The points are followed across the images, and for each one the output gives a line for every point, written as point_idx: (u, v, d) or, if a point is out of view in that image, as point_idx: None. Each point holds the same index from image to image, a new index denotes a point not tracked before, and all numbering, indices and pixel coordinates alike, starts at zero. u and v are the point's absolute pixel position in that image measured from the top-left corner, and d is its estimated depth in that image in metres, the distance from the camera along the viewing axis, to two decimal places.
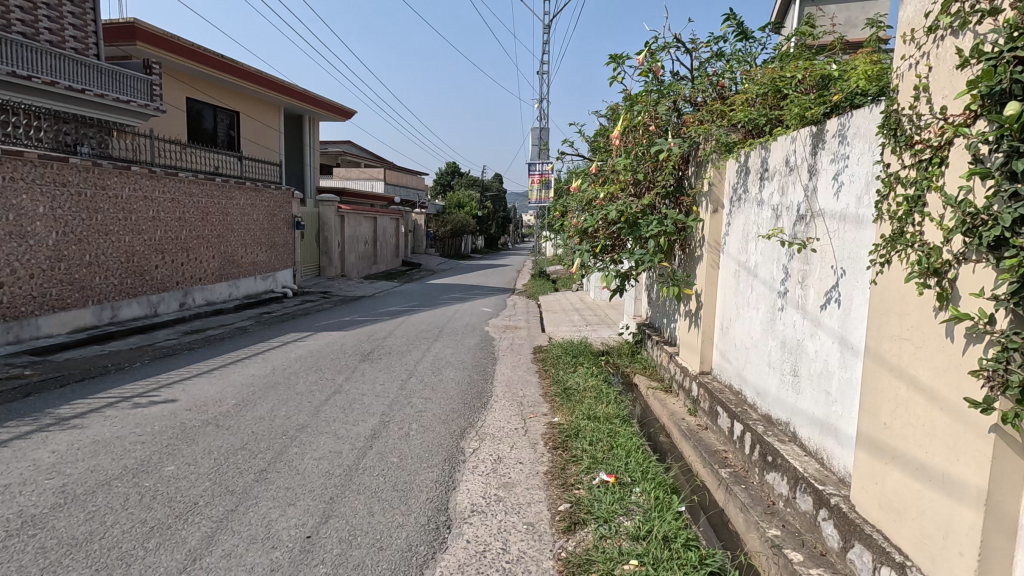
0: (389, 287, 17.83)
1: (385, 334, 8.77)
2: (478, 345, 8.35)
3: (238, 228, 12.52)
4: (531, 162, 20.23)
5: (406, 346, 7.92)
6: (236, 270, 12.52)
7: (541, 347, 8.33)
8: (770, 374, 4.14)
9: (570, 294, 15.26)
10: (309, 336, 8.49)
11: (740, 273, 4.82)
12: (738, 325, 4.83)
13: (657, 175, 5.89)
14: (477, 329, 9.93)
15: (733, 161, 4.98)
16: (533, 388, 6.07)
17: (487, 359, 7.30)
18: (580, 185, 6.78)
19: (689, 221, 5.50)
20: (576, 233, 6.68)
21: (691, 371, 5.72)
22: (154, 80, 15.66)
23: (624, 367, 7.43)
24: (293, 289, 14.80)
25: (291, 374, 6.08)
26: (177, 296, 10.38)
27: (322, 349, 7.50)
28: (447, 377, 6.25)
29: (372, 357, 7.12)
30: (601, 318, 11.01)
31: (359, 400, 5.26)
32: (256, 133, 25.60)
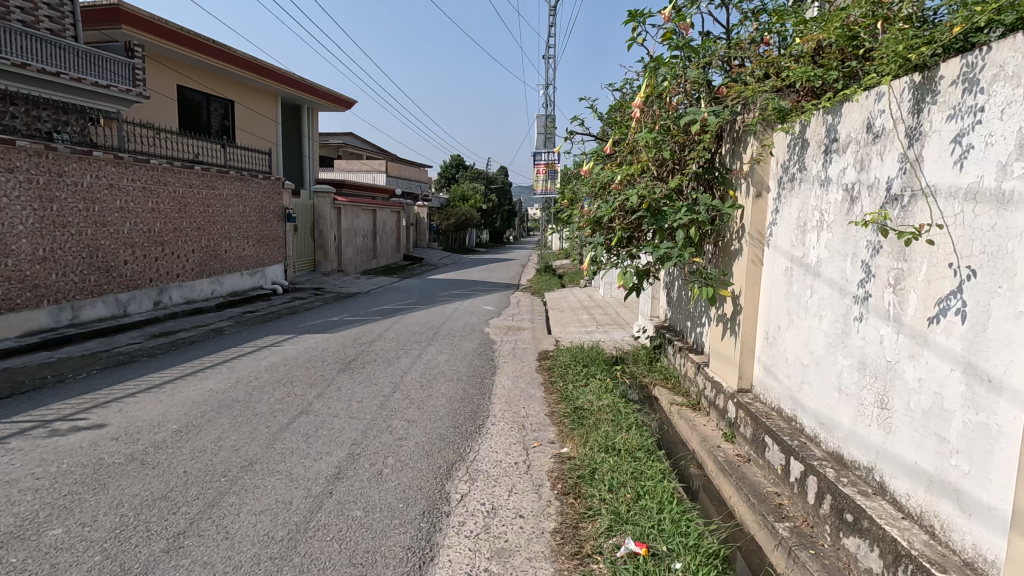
0: (386, 283, 16.95)
1: (373, 337, 7.89)
2: (477, 350, 7.45)
3: (222, 220, 11.67)
4: (537, 150, 19.24)
5: (395, 352, 7.03)
6: (220, 266, 11.68)
7: (547, 353, 7.42)
8: (840, 402, 3.24)
9: (578, 290, 14.33)
10: (289, 340, 7.63)
11: (794, 271, 3.90)
12: (790, 336, 3.92)
13: (685, 153, 4.96)
14: (476, 331, 9.04)
15: (783, 132, 4.05)
16: (537, 405, 5.17)
17: (486, 368, 6.40)
18: (591, 167, 5.85)
19: (725, 208, 4.57)
20: (587, 224, 5.75)
21: (726, 387, 4.81)
22: (136, 64, 14.79)
23: (641, 377, 6.51)
24: (284, 286, 13.97)
25: (256, 389, 5.23)
26: (151, 294, 9.56)
27: (298, 356, 6.63)
28: (438, 391, 5.37)
29: (354, 365, 6.25)
30: (612, 317, 10.07)
31: (329, 424, 4.39)
32: (251, 123, 24.72)
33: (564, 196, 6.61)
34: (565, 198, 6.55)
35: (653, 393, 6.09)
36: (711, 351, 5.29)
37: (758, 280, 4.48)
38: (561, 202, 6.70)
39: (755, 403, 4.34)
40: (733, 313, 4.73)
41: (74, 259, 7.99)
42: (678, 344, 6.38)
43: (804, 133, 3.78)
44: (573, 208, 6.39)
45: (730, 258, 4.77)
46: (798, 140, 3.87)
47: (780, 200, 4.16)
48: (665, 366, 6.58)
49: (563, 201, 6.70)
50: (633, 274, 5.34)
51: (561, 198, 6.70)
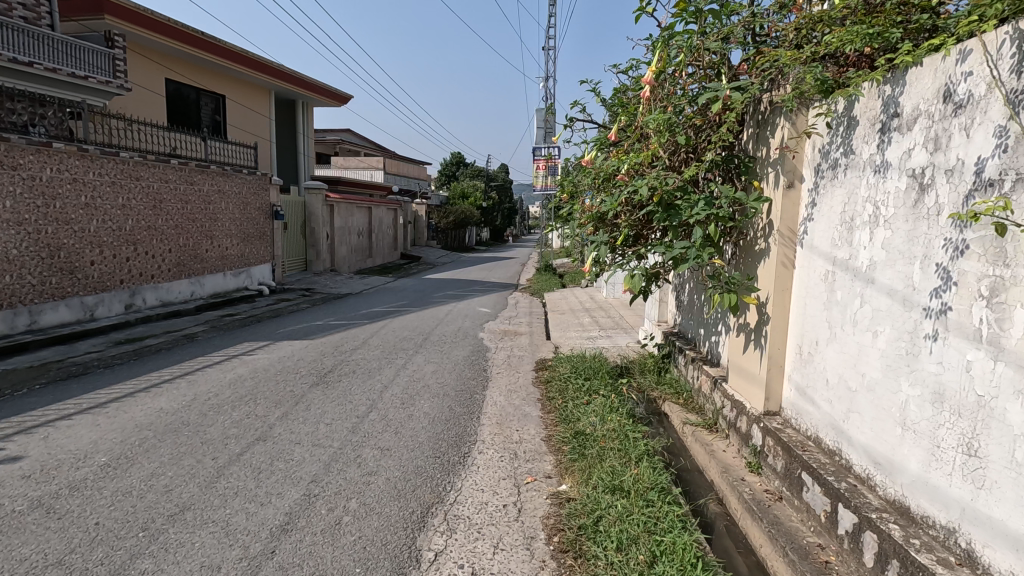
0: (379, 283, 16.32)
1: (356, 345, 7.24)
2: (468, 359, 6.80)
3: (203, 218, 11.04)
4: (537, 145, 18.58)
5: (377, 362, 6.41)
6: (200, 266, 11.05)
7: (545, 363, 6.78)
8: (904, 440, 2.62)
9: (579, 291, 13.68)
10: (264, 348, 7.00)
11: (836, 276, 3.27)
12: (832, 353, 3.28)
13: (702, 139, 4.32)
14: (470, 336, 8.39)
15: (822, 110, 3.42)
16: (533, 427, 4.54)
17: (477, 382, 5.76)
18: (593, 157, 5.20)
19: (750, 201, 3.93)
20: (589, 220, 5.12)
21: (749, 409, 4.17)
22: (117, 54, 14.14)
23: (650, 391, 5.87)
24: (270, 286, 13.33)
25: (213, 408, 4.59)
26: (122, 297, 8.93)
27: (269, 368, 6.00)
28: (420, 411, 4.73)
29: (329, 378, 5.61)
30: (616, 322, 9.43)
31: (288, 455, 3.76)
32: (243, 118, 24.09)
33: (562, 190, 5.95)
34: (563, 193, 5.90)
35: (663, 410, 5.46)
36: (730, 365, 4.66)
37: (788, 286, 3.84)
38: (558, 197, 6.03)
39: (786, 431, 3.69)
40: (759, 323, 4.09)
41: (32, 259, 7.38)
42: (691, 355, 5.73)
43: (851, 111, 3.15)
44: (572, 203, 5.73)
45: (754, 259, 4.13)
46: (843, 119, 3.23)
47: (817, 191, 3.53)
48: (675, 379, 5.94)
49: (561, 196, 6.04)
50: (641, 278, 4.70)
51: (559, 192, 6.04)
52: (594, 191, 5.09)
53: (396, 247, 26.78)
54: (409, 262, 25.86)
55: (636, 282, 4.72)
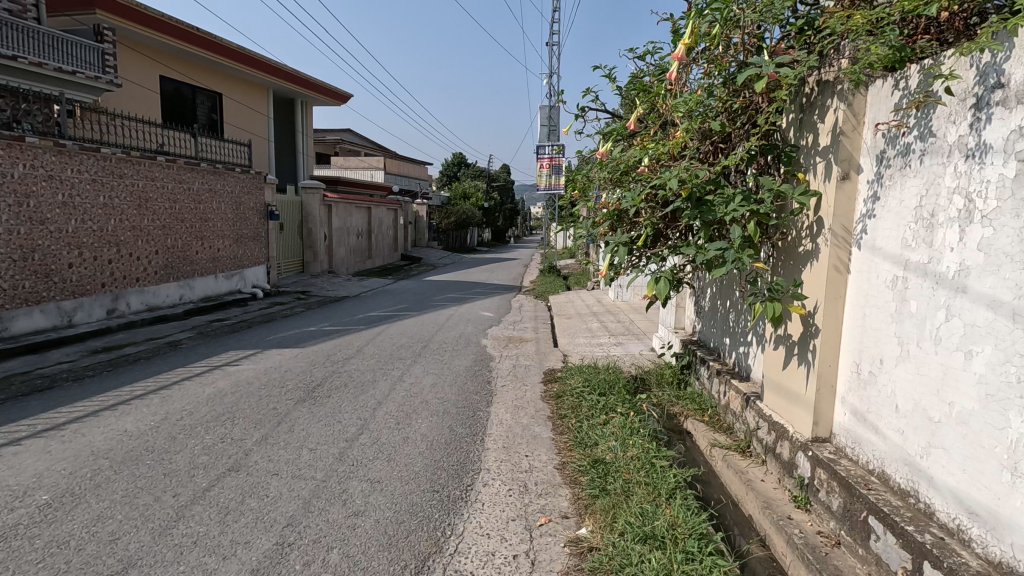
0: (379, 285, 15.83)
1: (350, 354, 6.73)
2: (471, 369, 6.30)
3: (193, 218, 10.54)
4: (540, 143, 18.10)
5: (372, 373, 5.91)
6: (190, 268, 10.55)
7: (554, 374, 6.26)
8: (1017, 490, 2.10)
9: (585, 294, 13.18)
10: (250, 357, 6.50)
11: (908, 283, 2.75)
12: (904, 374, 2.76)
13: (737, 126, 3.82)
14: (472, 343, 7.88)
15: (890, 88, 2.91)
16: (544, 451, 4.03)
17: (480, 396, 5.25)
18: (609, 148, 4.70)
19: (795, 195, 3.41)
20: (605, 219, 4.62)
21: (793, 433, 3.64)
22: (106, 49, 13.66)
23: (670, 406, 5.36)
24: (265, 289, 12.83)
25: (184, 430, 4.09)
26: (104, 301, 8.44)
27: (253, 380, 5.50)
28: (416, 433, 4.22)
29: (318, 393, 5.11)
30: (626, 327, 8.92)
31: (262, 489, 3.24)
32: (240, 117, 23.62)
33: (573, 186, 5.45)
34: (573, 190, 5.38)
35: (687, 429, 4.94)
36: (767, 381, 4.14)
37: (842, 294, 3.31)
38: (568, 194, 5.54)
39: (841, 462, 3.17)
40: (804, 335, 3.56)
41: (4, 262, 6.90)
42: (716, 368, 5.22)
43: (930, 85, 2.63)
44: (584, 200, 5.23)
45: (798, 262, 3.61)
46: (916, 96, 2.72)
47: (881, 182, 3.00)
48: (698, 393, 5.43)
49: (571, 193, 5.54)
50: (666, 283, 4.19)
51: (569, 188, 5.54)
52: (609, 186, 4.59)
53: (396, 248, 26.30)
54: (410, 264, 25.38)
55: (659, 288, 4.21)
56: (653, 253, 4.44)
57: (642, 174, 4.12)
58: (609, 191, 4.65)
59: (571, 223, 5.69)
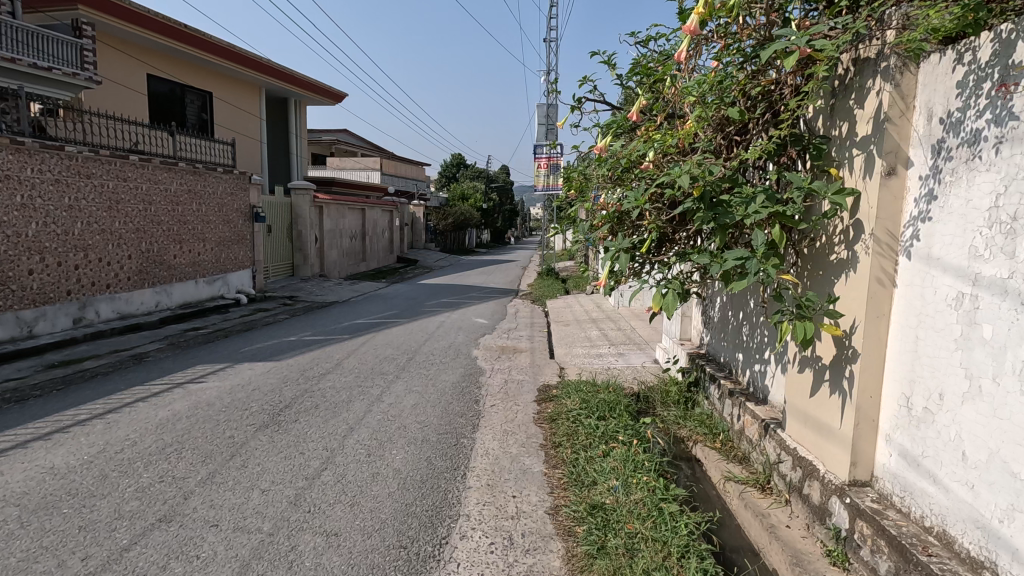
0: (371, 289, 15.29)
1: (327, 369, 6.19)
2: (458, 386, 5.76)
3: (171, 220, 10.01)
4: (538, 142, 17.55)
5: (349, 391, 5.38)
6: (167, 273, 10.01)
7: (550, 391, 5.72)
8: None
9: (585, 298, 12.65)
10: (219, 373, 5.97)
11: (979, 302, 2.22)
12: (974, 414, 2.24)
13: (757, 114, 3.31)
14: (462, 354, 7.35)
15: (956, 66, 2.38)
16: (534, 490, 3.50)
17: (466, 419, 4.71)
18: (608, 143, 4.19)
19: (828, 194, 2.88)
20: (604, 222, 4.10)
21: (823, 473, 3.11)
22: (85, 45, 13.13)
23: (678, 430, 4.82)
24: (250, 294, 12.29)
25: (121, 465, 3.56)
26: (69, 310, 7.92)
27: (216, 400, 4.96)
28: (388, 468, 3.69)
29: (284, 416, 4.58)
30: (628, 336, 8.38)
31: (194, 547, 2.71)
32: (231, 117, 23.10)
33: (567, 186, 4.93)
34: (568, 190, 4.86)
35: (697, 457, 4.40)
36: (789, 407, 3.61)
37: (885, 310, 2.78)
38: (563, 194, 5.01)
39: (888, 515, 2.63)
40: (838, 359, 3.04)
41: None
42: (729, 387, 4.68)
43: (1012, 56, 2.10)
44: (580, 201, 4.71)
45: (829, 272, 3.08)
46: (990, 71, 2.20)
47: (938, 179, 2.48)
48: (708, 415, 4.88)
49: (565, 194, 5.02)
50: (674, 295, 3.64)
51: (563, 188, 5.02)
52: (608, 185, 4.08)
53: (391, 250, 25.75)
54: (405, 266, 24.84)
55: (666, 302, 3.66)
56: (658, 261, 3.92)
57: (647, 171, 3.61)
58: (609, 190, 4.13)
59: (567, 227, 5.17)
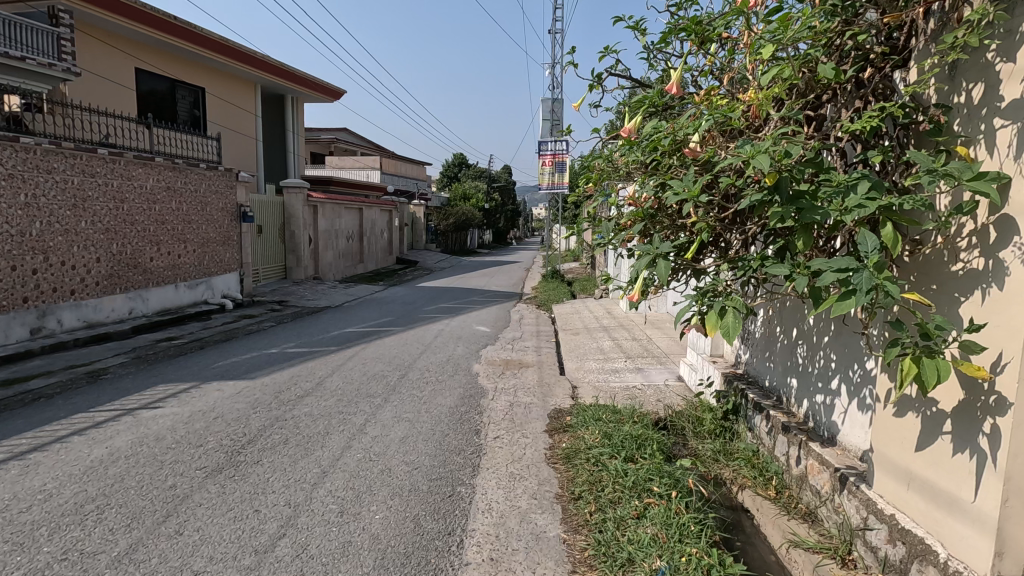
0: (367, 293, 14.51)
1: (306, 391, 5.40)
2: (456, 412, 4.98)
3: (146, 219, 9.24)
4: (543, 138, 16.77)
5: (328, 419, 4.61)
6: (142, 277, 9.24)
7: (562, 418, 4.92)
8: None
9: (593, 303, 11.86)
10: (181, 395, 5.19)
11: None
12: None
13: (844, 80, 2.54)
14: (462, 369, 6.57)
15: None
16: (550, 565, 2.72)
17: (464, 459, 3.93)
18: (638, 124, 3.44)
19: (964, 180, 2.06)
20: (636, 218, 3.34)
21: (947, 560, 2.30)
22: (63, 33, 12.36)
23: (718, 470, 4.03)
24: (236, 299, 11.53)
25: (19, 534, 2.78)
26: (25, 319, 7.15)
27: (168, 433, 4.18)
28: (363, 534, 2.90)
29: (245, 456, 3.80)
30: (645, 348, 7.60)
31: None
32: (225, 114, 22.37)
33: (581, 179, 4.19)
34: (584, 183, 4.10)
35: (747, 508, 3.59)
36: (877, 457, 2.81)
37: None
38: (575, 189, 4.26)
39: None
40: (968, 406, 2.24)
41: None
42: (781, 421, 3.88)
43: None
44: (598, 196, 3.96)
45: (950, 287, 2.29)
46: None
47: None
48: (755, 452, 4.09)
49: (578, 188, 4.27)
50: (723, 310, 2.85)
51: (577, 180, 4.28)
52: (639, 175, 3.32)
53: (391, 252, 25.00)
54: (405, 268, 24.08)
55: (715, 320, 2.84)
56: (701, 270, 3.16)
57: (691, 156, 2.84)
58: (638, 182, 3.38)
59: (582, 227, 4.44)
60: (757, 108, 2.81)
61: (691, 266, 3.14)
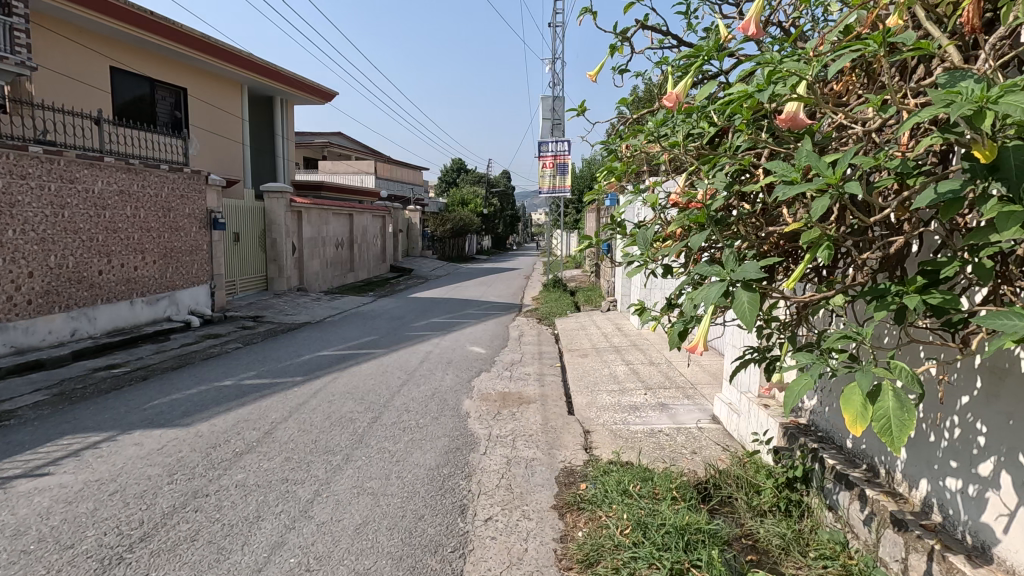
0: (353, 305, 13.38)
1: (248, 445, 4.25)
2: (437, 476, 3.85)
3: (93, 228, 8.12)
4: (543, 139, 15.71)
5: (264, 491, 3.48)
6: (89, 293, 8.11)
7: (575, 485, 3.78)
8: None
9: (601, 317, 10.74)
10: (84, 454, 4.03)
11: None
12: None
13: None
14: (449, 406, 5.45)
15: None
16: None
17: (439, 565, 2.81)
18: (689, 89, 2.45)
19: None
20: (692, 225, 2.29)
21: None
22: (16, 24, 11.29)
23: (794, 573, 2.88)
24: (204, 316, 10.39)
25: None
26: None
27: (36, 522, 3.05)
28: None
29: (125, 568, 2.65)
30: (666, 377, 6.47)
31: None
32: (209, 116, 21.31)
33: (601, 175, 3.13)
34: (605, 178, 3.03)
35: None
36: None
37: None
38: (593, 190, 3.19)
39: None
40: None
41: None
42: (890, 511, 2.73)
43: None
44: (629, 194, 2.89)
45: None
46: None
47: None
48: (844, 548, 2.94)
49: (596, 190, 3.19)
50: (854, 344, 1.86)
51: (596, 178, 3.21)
52: (686, 158, 2.33)
53: (384, 259, 23.92)
54: (399, 276, 22.99)
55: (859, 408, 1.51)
56: (798, 300, 2.11)
57: (788, 127, 1.85)
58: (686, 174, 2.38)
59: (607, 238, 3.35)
60: (970, 18, 1.79)
61: (788, 298, 2.09)
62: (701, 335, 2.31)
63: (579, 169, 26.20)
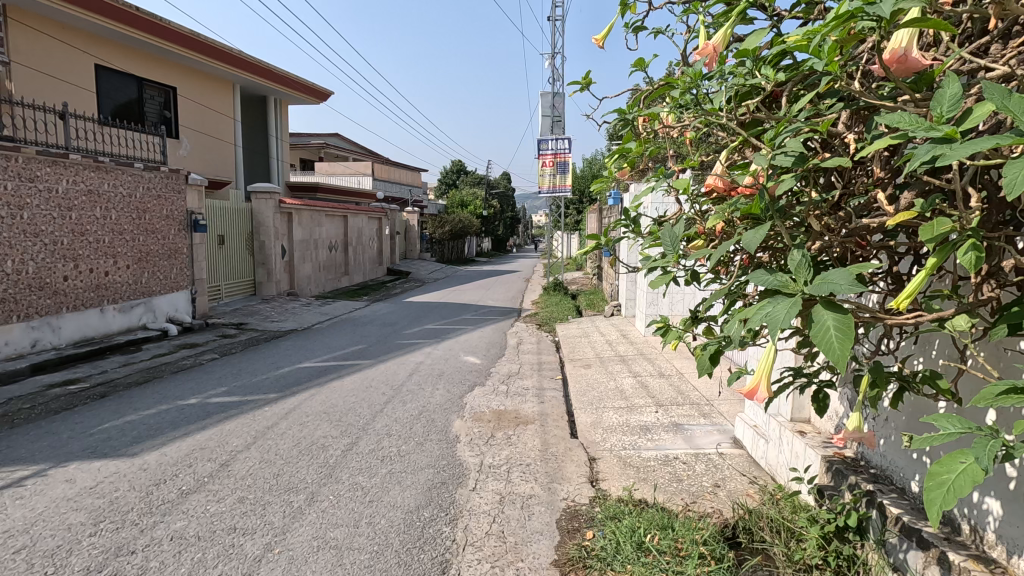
0: (344, 311, 12.79)
1: (198, 481, 3.65)
2: (414, 522, 3.24)
3: (56, 230, 7.53)
4: (542, 137, 15.13)
5: (200, 547, 2.87)
6: (53, 301, 7.52)
7: (581, 534, 3.17)
8: None
9: (604, 323, 10.12)
10: (3, 495, 3.43)
11: None
12: None
13: None
14: (436, 427, 4.85)
15: None
16: None
17: None
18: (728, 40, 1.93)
19: None
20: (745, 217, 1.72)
21: None
22: None
23: None
24: (183, 323, 9.80)
25: None
26: None
27: None
28: None
29: None
30: (678, 392, 5.87)
31: None
32: (199, 116, 20.73)
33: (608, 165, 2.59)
34: (618, 163, 2.46)
35: None
36: None
37: None
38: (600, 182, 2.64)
39: None
40: None
41: None
42: None
43: None
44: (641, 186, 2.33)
45: None
46: None
47: None
48: None
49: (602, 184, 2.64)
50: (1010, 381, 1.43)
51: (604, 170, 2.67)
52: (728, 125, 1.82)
53: (381, 262, 23.34)
54: (396, 280, 22.39)
55: None
56: (892, 321, 1.60)
57: (895, 69, 1.38)
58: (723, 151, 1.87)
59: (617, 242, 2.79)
60: None
61: (880, 318, 1.60)
62: (766, 372, 1.79)
63: (580, 169, 25.60)
